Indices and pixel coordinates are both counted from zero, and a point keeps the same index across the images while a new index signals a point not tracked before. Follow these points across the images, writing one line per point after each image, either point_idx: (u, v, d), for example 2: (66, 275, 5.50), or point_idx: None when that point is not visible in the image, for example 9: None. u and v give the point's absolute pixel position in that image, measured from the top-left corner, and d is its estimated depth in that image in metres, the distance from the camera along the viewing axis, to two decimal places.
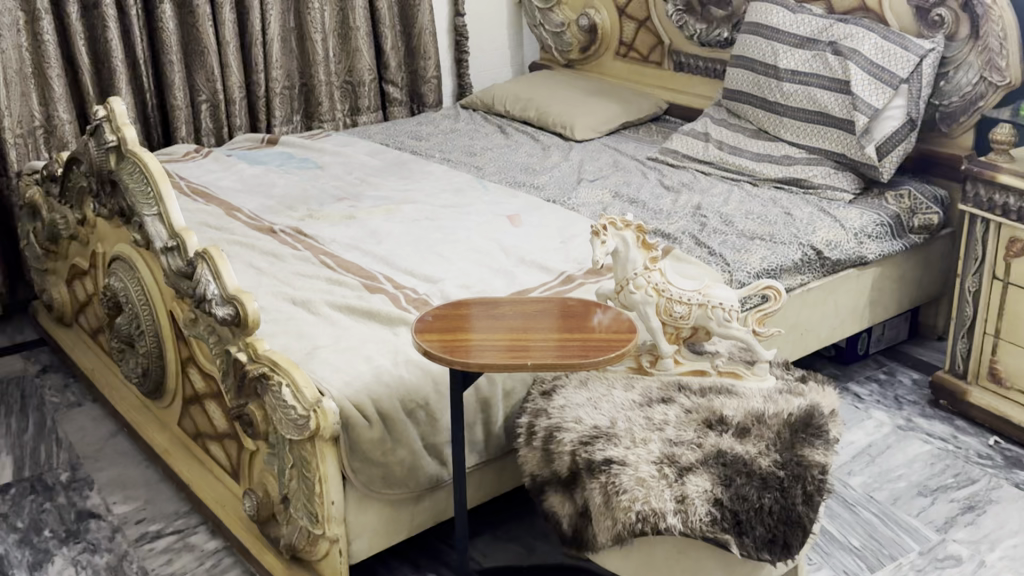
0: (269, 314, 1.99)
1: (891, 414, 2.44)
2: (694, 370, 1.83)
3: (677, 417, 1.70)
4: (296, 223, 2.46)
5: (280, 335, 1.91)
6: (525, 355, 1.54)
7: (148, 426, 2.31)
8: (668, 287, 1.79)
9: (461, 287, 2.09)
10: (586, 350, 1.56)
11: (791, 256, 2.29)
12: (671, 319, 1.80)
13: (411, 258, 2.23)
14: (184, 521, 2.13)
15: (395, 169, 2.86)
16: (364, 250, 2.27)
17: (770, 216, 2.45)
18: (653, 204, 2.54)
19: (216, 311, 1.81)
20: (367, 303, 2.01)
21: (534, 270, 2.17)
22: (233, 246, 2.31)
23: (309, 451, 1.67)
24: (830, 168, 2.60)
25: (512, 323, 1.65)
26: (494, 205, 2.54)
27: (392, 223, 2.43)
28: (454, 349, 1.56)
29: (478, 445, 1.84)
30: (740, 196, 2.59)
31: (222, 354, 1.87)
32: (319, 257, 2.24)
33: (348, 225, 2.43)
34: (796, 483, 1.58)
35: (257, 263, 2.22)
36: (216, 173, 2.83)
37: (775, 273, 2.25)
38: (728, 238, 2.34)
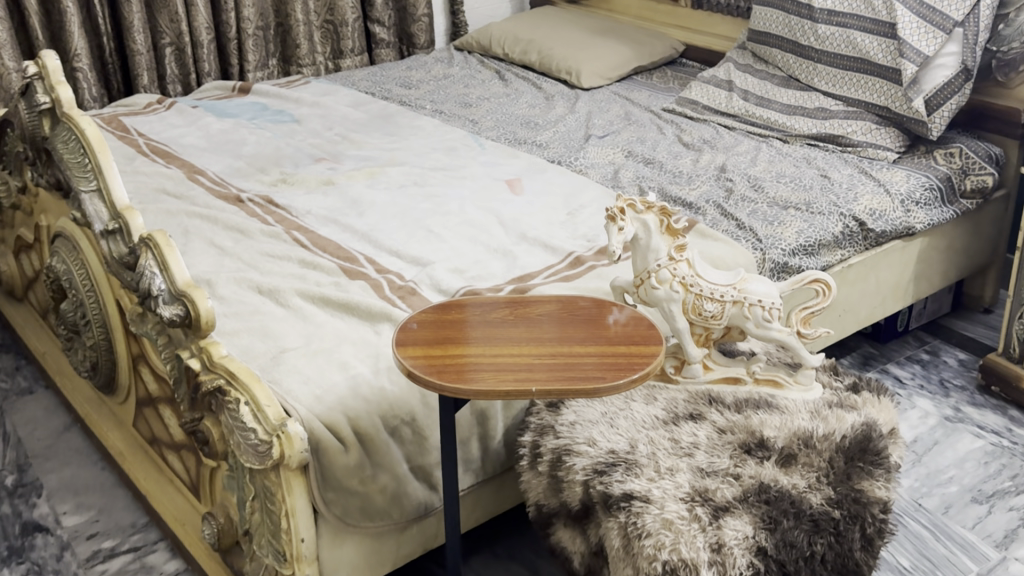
0: (230, 307, 1.71)
1: (937, 402, 2.18)
2: (726, 378, 1.55)
3: (707, 440, 1.43)
4: (267, 190, 2.17)
5: (241, 335, 1.64)
6: (529, 379, 1.27)
7: (100, 423, 2.05)
8: (697, 281, 1.51)
9: (453, 272, 1.81)
10: (601, 369, 1.28)
11: (831, 229, 2.00)
12: (700, 318, 1.53)
13: (396, 235, 1.95)
14: (142, 537, 1.88)
15: (380, 123, 2.56)
16: (343, 224, 1.99)
17: (804, 180, 2.17)
18: (671, 164, 2.25)
19: (163, 310, 1.54)
20: (345, 294, 1.73)
21: (537, 250, 1.88)
22: (193, 221, 2.03)
23: (274, 482, 1.41)
24: (870, 123, 2.29)
25: (511, 332, 1.37)
26: (490, 167, 2.25)
27: (377, 191, 2.13)
28: (445, 370, 1.28)
29: (474, 464, 1.58)
30: (769, 154, 2.30)
31: (172, 359, 1.60)
32: (291, 233, 1.96)
33: (325, 192, 2.13)
34: (853, 525, 1.32)
35: (219, 241, 1.94)
36: (180, 128, 2.53)
37: (813, 249, 1.98)
38: (758, 207, 2.05)
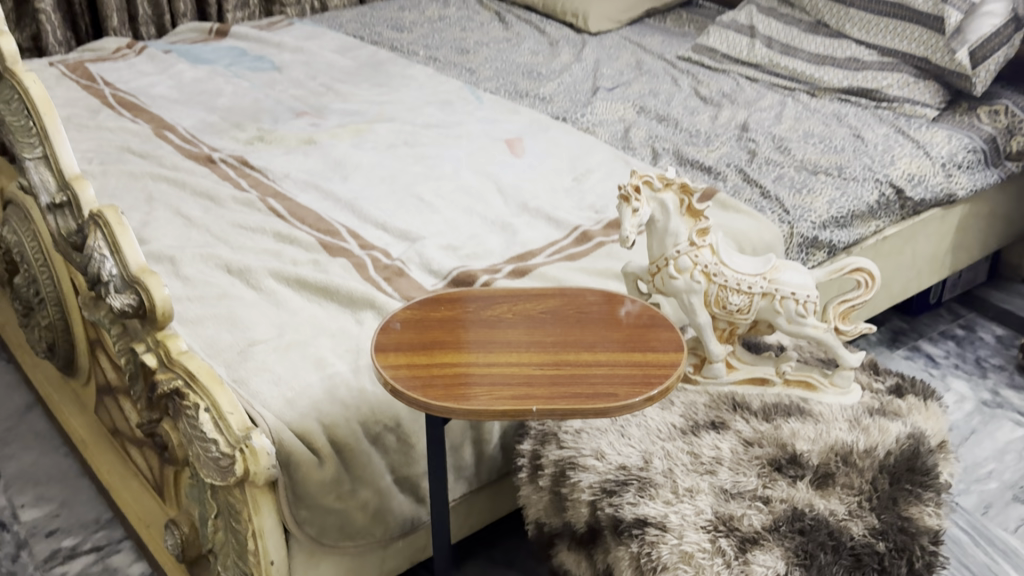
0: (195, 289, 1.53)
1: (973, 385, 2.00)
2: (752, 379, 1.37)
3: (731, 455, 1.26)
4: (242, 150, 1.97)
5: (205, 323, 1.46)
6: (530, 396, 1.09)
7: (61, 407, 1.87)
8: (722, 270, 1.33)
9: (445, 248, 1.62)
10: (613, 384, 1.10)
11: (865, 198, 1.81)
12: (724, 312, 1.34)
13: (384, 204, 1.75)
14: (106, 535, 1.72)
15: (369, 71, 2.34)
16: (324, 190, 1.79)
17: (835, 140, 1.97)
18: (687, 122, 2.05)
19: (114, 299, 1.36)
20: (324, 275, 1.55)
21: (539, 223, 1.69)
22: (159, 185, 1.83)
23: (239, 499, 1.24)
24: (908, 76, 2.08)
25: (509, 335, 1.19)
26: (488, 123, 2.05)
27: (363, 151, 1.94)
28: (432, 383, 1.10)
29: (467, 472, 1.40)
30: (795, 110, 2.10)
31: (126, 351, 1.42)
32: (266, 201, 1.77)
33: (306, 153, 1.94)
34: (900, 559, 1.15)
35: (186, 210, 1.74)
36: (150, 77, 2.32)
37: (845, 221, 1.78)
38: (784, 172, 1.86)
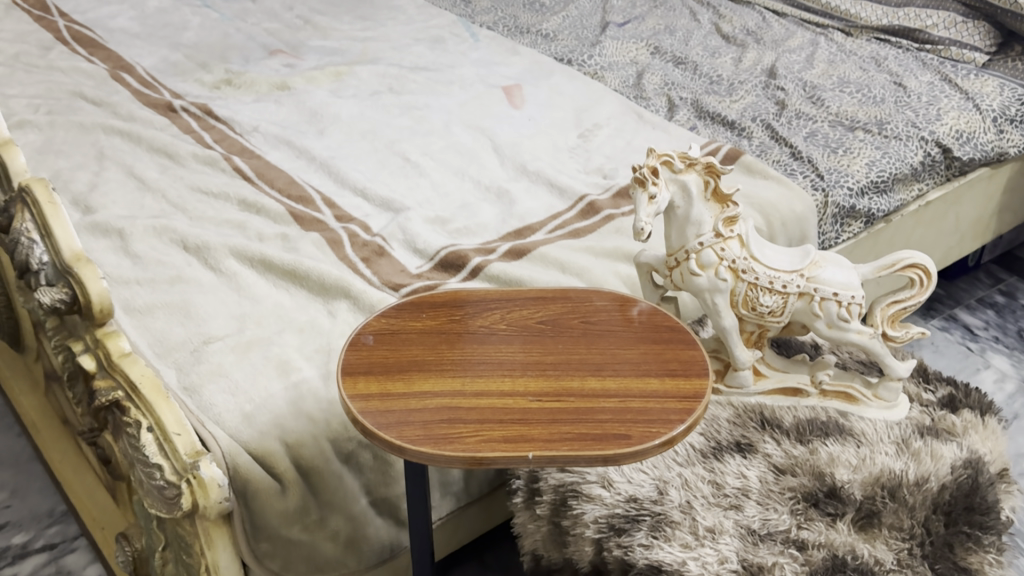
0: (145, 270, 1.34)
1: (1016, 361, 1.81)
2: (783, 389, 1.18)
3: (760, 485, 1.08)
4: (207, 96, 1.76)
5: (155, 313, 1.27)
6: (525, 437, 0.90)
7: (10, 382, 1.69)
8: (752, 266, 1.13)
9: (432, 221, 1.42)
10: (625, 423, 0.92)
11: (909, 159, 1.60)
12: (753, 314, 1.15)
13: (365, 165, 1.55)
14: (60, 530, 1.56)
15: (353, 2, 2.12)
16: (297, 146, 1.59)
17: (874, 89, 1.76)
18: (707, 65, 1.84)
19: (44, 292, 1.17)
20: (293, 254, 1.35)
21: (539, 191, 1.49)
22: (111, 138, 1.62)
23: (189, 533, 1.07)
24: (955, 15, 1.86)
25: (502, 353, 1.00)
26: (485, 67, 1.84)
27: (344, 99, 1.73)
28: (408, 419, 0.92)
29: (454, 487, 1.23)
30: (829, 52, 1.88)
31: (63, 347, 1.24)
32: (231, 159, 1.56)
33: (279, 100, 1.73)
34: None
35: (141, 170, 1.54)
36: (110, 6, 2.09)
37: (885, 187, 1.58)
38: (817, 128, 1.65)
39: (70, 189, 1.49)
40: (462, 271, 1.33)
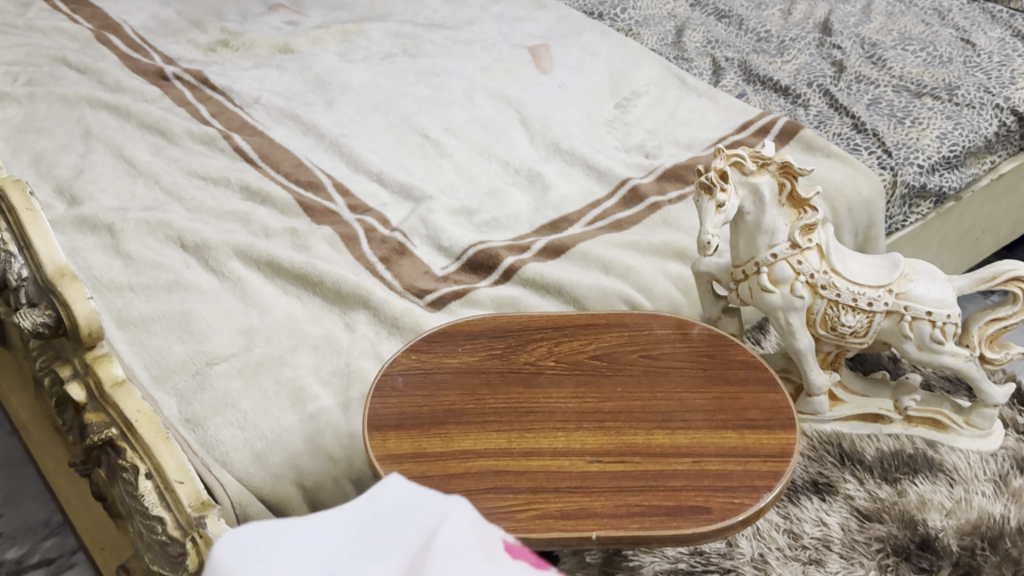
0: (139, 274, 1.19)
1: None
2: (863, 415, 1.04)
3: (843, 534, 0.95)
4: (202, 60, 1.59)
5: (151, 327, 1.13)
6: (586, 510, 0.76)
7: None
8: (833, 282, 0.99)
9: (457, 212, 1.27)
10: (702, 491, 0.78)
11: (983, 130, 1.42)
12: (832, 334, 1.01)
13: (380, 144, 1.40)
14: (57, 544, 1.44)
15: None
16: (304, 121, 1.43)
17: (939, 46, 1.59)
18: (752, 18, 1.68)
19: (25, 313, 1.03)
20: (303, 253, 1.21)
21: (575, 173, 1.34)
22: (98, 113, 1.46)
23: None
24: None
25: (552, 400, 0.86)
26: (507, 24, 1.68)
27: (354, 64, 1.57)
28: (448, 488, 0.78)
29: None
30: (887, 4, 1.73)
31: (48, 369, 1.10)
32: (231, 137, 1.41)
33: (283, 65, 1.57)
34: None
35: (131, 150, 1.38)
36: None
37: (957, 162, 1.41)
38: (879, 94, 1.49)
39: (54, 174, 1.34)
40: (493, 274, 1.19)
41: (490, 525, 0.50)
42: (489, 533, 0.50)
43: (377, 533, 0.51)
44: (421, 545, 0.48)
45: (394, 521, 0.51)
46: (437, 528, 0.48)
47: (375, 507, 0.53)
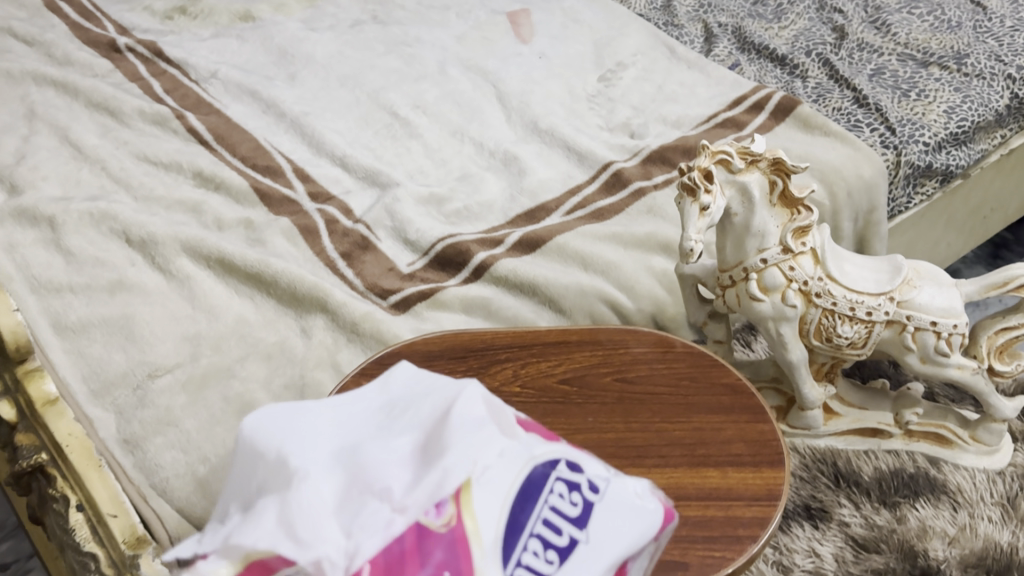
0: (80, 272, 1.10)
1: None
2: (860, 430, 0.96)
3: (837, 564, 0.88)
4: (158, 30, 1.49)
5: (91, 334, 1.04)
6: None
7: None
8: (829, 289, 0.90)
9: (426, 200, 1.18)
10: (677, 544, 0.70)
11: (995, 103, 1.31)
12: (827, 345, 0.93)
13: (345, 123, 1.31)
14: (12, 548, 1.37)
15: None
16: (264, 98, 1.34)
17: (948, 9, 1.48)
18: None
19: None
20: (258, 249, 1.12)
21: (554, 156, 1.25)
22: (44, 90, 1.36)
23: None
24: None
25: None
26: None
27: (320, 33, 1.47)
28: None
29: None
30: None
31: None
32: (185, 117, 1.31)
33: (245, 36, 1.47)
34: None
35: (77, 131, 1.28)
36: None
37: (965, 138, 1.30)
38: (883, 63, 1.39)
39: None
40: (463, 271, 1.10)
41: (500, 403, 0.58)
42: (499, 407, 0.57)
43: (398, 395, 0.61)
44: (443, 399, 0.57)
45: (410, 389, 0.61)
46: (458, 397, 0.56)
47: (384, 383, 0.63)
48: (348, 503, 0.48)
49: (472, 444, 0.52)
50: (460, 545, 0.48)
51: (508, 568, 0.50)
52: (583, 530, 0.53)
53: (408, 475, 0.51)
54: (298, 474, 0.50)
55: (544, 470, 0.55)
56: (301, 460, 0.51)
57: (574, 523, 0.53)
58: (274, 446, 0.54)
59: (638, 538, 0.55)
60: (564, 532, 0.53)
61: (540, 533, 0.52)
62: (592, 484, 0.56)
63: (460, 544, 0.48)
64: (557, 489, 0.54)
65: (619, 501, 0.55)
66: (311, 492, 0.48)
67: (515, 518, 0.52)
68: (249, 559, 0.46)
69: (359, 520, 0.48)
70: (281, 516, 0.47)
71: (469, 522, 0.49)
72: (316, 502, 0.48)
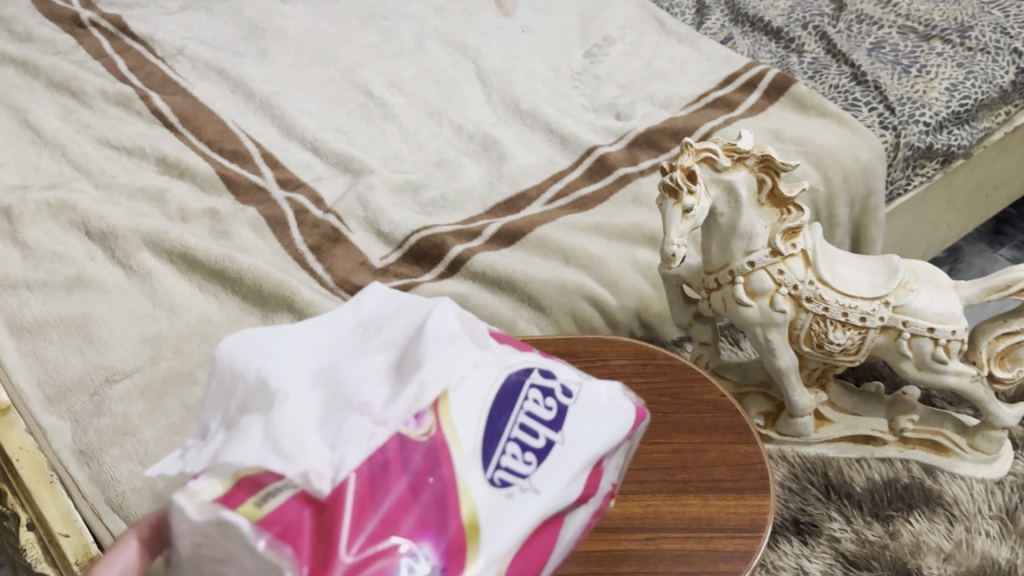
0: (36, 267, 1.05)
1: None
2: (852, 437, 0.92)
3: None
4: (125, 3, 1.43)
5: (47, 334, 0.99)
6: None
7: None
8: (821, 294, 0.84)
9: (400, 188, 1.13)
10: None
11: (1000, 80, 1.23)
12: (818, 351, 0.88)
13: (317, 104, 1.25)
14: None
15: None
16: (232, 77, 1.28)
17: None
18: None
19: None
20: (222, 242, 1.06)
21: (535, 139, 1.19)
22: (3, 69, 1.30)
23: None
24: None
25: None
26: None
27: (292, 6, 1.40)
28: None
29: None
30: None
31: None
32: (149, 97, 1.24)
33: (215, 10, 1.41)
34: None
35: (36, 113, 1.22)
36: None
37: (968, 116, 1.23)
38: (884, 37, 1.33)
39: None
40: (438, 266, 1.04)
41: (472, 316, 0.57)
42: (471, 320, 0.56)
43: (369, 316, 0.59)
44: (415, 316, 0.56)
45: (379, 310, 0.59)
46: (429, 314, 0.55)
47: (352, 307, 0.61)
48: (329, 418, 0.48)
49: (448, 357, 0.52)
50: (441, 456, 0.48)
51: (491, 472, 0.49)
52: (560, 432, 0.53)
53: (386, 391, 0.50)
54: (277, 394, 0.48)
55: (519, 378, 0.54)
56: (281, 377, 0.50)
57: (551, 426, 0.53)
58: (251, 371, 0.52)
59: (616, 439, 0.54)
60: (540, 436, 0.52)
61: (520, 437, 0.51)
62: (567, 388, 0.55)
63: (440, 454, 0.48)
64: (532, 396, 0.54)
65: (593, 406, 0.55)
66: (293, 410, 0.47)
67: (492, 426, 0.51)
68: (235, 479, 0.46)
69: (341, 436, 0.47)
70: (266, 431, 0.46)
71: (448, 434, 0.49)
72: (296, 419, 0.46)
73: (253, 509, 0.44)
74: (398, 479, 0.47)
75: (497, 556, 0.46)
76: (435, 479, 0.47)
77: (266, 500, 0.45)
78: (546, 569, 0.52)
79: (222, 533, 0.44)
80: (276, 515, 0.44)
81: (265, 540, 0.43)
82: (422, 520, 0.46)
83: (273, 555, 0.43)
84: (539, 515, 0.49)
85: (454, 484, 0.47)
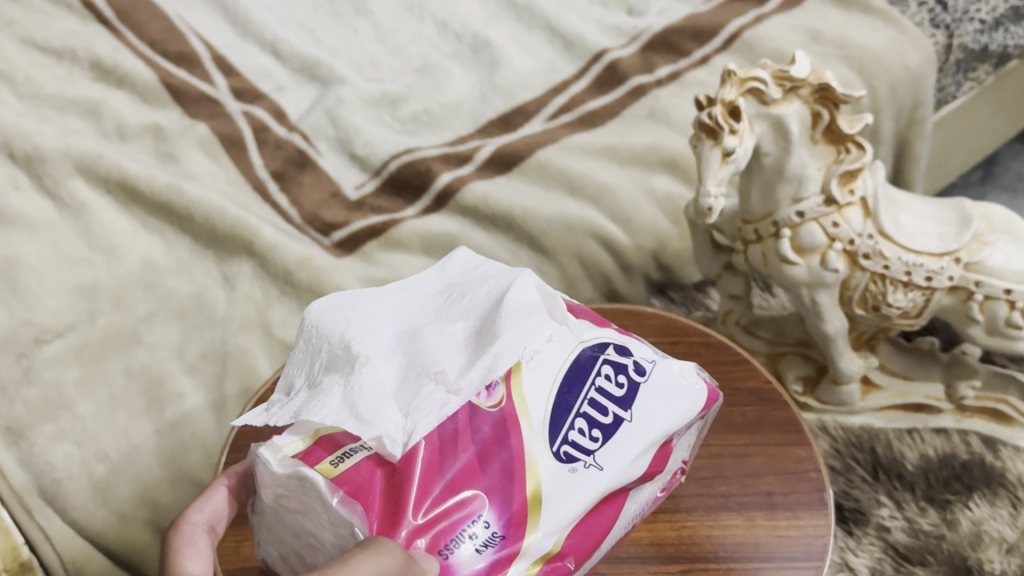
0: None
1: None
2: (902, 406, 0.82)
3: None
4: None
5: None
6: None
7: None
8: (881, 249, 0.71)
9: (377, 102, 0.97)
10: None
11: None
12: (873, 313, 0.75)
13: None
14: None
15: None
16: None
17: None
18: None
19: None
20: (168, 168, 0.91)
21: (532, 40, 1.03)
22: None
23: None
24: None
25: None
26: None
27: None
28: None
29: None
30: None
31: None
32: None
33: None
34: None
35: None
36: None
37: None
38: None
39: None
40: (423, 197, 0.91)
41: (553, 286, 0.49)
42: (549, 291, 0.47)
43: (456, 278, 0.50)
44: (500, 283, 0.47)
45: (472, 268, 0.50)
46: (516, 278, 0.47)
47: (442, 266, 0.52)
48: (405, 384, 0.40)
49: (530, 329, 0.43)
50: (510, 428, 0.43)
51: (556, 446, 0.43)
52: (630, 410, 0.45)
53: (464, 357, 0.42)
54: (355, 357, 0.42)
55: (592, 353, 0.47)
56: (359, 339, 0.43)
57: (621, 403, 0.45)
58: (336, 333, 0.45)
59: (687, 420, 0.47)
60: (610, 412, 0.45)
61: (589, 414, 0.44)
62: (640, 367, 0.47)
63: (508, 426, 0.43)
64: (604, 372, 0.46)
65: (668, 386, 0.47)
66: (368, 372, 0.40)
67: (561, 401, 0.45)
68: (316, 437, 0.42)
69: (416, 403, 0.39)
70: (345, 394, 0.39)
71: (518, 405, 0.44)
72: (375, 382, 0.40)
73: (329, 466, 0.40)
74: (467, 448, 0.41)
75: (553, 527, 0.41)
76: (503, 451, 0.42)
77: (343, 458, 0.40)
78: (601, 547, 0.46)
79: (301, 488, 0.39)
80: (350, 474, 0.39)
81: (340, 496, 0.39)
82: (489, 489, 0.41)
83: (345, 511, 0.38)
84: (601, 492, 0.43)
85: (524, 456, 0.42)
